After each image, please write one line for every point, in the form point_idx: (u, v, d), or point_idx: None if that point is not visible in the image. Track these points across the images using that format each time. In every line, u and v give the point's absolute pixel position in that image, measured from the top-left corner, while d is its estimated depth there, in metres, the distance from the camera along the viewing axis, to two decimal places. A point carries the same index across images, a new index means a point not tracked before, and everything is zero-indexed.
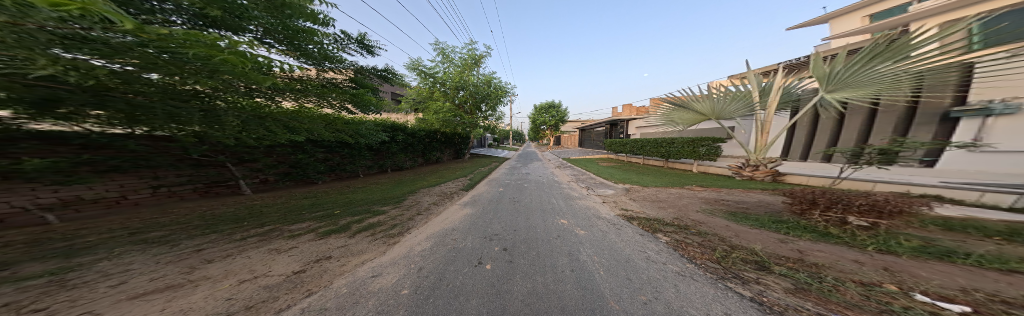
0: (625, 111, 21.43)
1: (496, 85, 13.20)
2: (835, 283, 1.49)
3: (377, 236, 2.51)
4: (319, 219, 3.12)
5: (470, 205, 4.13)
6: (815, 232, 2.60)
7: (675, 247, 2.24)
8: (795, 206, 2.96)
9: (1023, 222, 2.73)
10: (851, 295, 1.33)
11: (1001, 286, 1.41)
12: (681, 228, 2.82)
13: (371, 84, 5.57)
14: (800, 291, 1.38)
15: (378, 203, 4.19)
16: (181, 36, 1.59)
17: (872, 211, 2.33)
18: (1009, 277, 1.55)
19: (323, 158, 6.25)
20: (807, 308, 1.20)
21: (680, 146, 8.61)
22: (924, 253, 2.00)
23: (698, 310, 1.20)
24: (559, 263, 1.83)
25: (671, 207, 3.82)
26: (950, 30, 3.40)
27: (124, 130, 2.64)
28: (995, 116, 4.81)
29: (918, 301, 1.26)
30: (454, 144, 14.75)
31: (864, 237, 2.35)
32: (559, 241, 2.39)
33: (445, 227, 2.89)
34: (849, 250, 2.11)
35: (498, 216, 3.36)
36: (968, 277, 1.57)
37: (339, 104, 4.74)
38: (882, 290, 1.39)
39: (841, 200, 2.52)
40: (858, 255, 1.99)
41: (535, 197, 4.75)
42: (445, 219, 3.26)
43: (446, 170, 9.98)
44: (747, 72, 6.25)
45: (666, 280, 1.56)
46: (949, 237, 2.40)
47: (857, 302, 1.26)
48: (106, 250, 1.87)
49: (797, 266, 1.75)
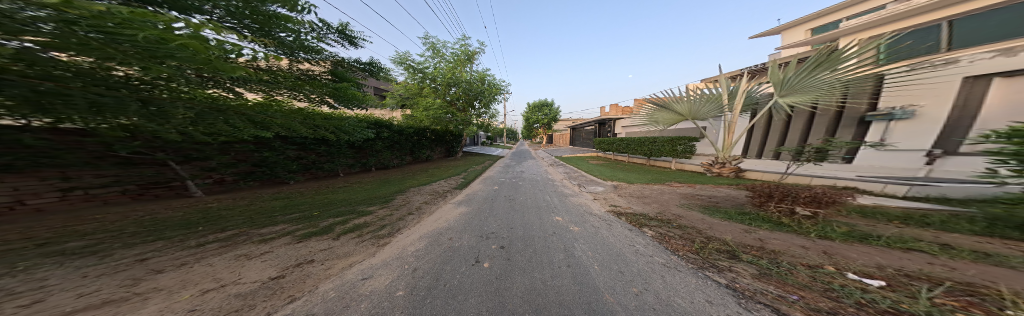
0: (613, 111, 22.19)
1: (489, 82, 12.99)
2: (789, 267, 1.68)
3: (362, 238, 2.38)
4: (294, 221, 2.90)
5: (463, 204, 4.05)
6: (771, 223, 2.89)
7: (659, 241, 2.38)
8: (755, 198, 3.24)
9: (918, 208, 3.25)
10: (802, 277, 1.51)
11: (908, 263, 1.67)
12: (664, 222, 3.01)
13: (354, 78, 5.26)
14: (764, 276, 1.55)
15: (363, 203, 3.98)
16: (121, 14, 1.39)
17: (813, 202, 2.65)
18: (911, 255, 1.86)
19: (296, 156, 5.80)
20: (770, 291, 1.34)
21: (660, 145, 9.13)
22: (851, 237, 2.33)
23: (683, 298, 1.29)
24: (556, 259, 1.88)
25: (654, 202, 4.05)
26: (871, 47, 3.98)
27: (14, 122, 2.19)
28: (897, 120, 5.64)
29: (850, 279, 1.46)
30: (445, 141, 14.35)
31: (809, 225, 2.67)
32: (556, 237, 2.45)
33: (439, 227, 2.82)
34: (797, 237, 2.38)
35: (495, 214, 3.37)
36: (884, 256, 1.84)
37: (317, 97, 4.45)
38: (824, 271, 1.59)
39: (790, 193, 2.81)
40: (804, 241, 2.26)
41: (527, 195, 4.79)
42: (440, 218, 3.19)
43: (437, 168, 9.66)
44: (718, 76, 6.73)
45: (651, 272, 1.66)
46: (866, 223, 2.81)
47: (807, 283, 1.43)
48: (9, 266, 1.59)
49: (760, 254, 1.95)
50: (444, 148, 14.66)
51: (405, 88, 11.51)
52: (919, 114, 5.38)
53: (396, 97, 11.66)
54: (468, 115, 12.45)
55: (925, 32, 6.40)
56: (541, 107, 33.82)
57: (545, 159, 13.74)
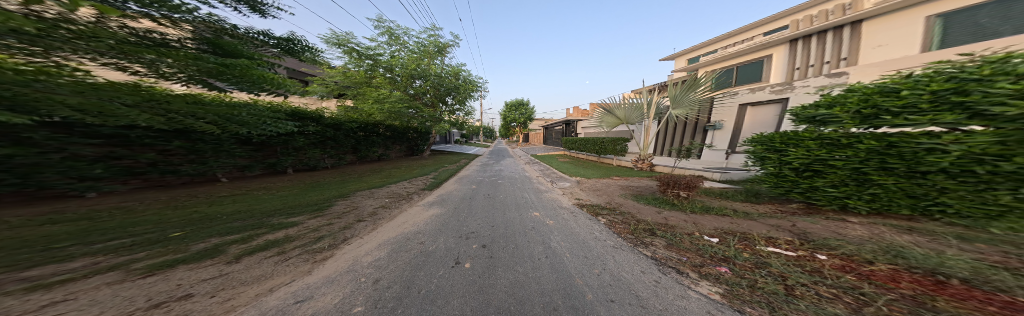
0: (575, 113, 24.44)
1: (463, 77, 11.89)
2: (679, 236, 2.32)
3: (285, 257, 1.83)
4: (137, 246, 1.96)
5: (435, 205, 3.69)
6: (665, 203, 3.84)
7: (609, 226, 2.78)
8: (659, 187, 4.06)
9: (723, 187, 4.95)
10: (685, 242, 2.17)
11: (729, 226, 2.66)
12: (611, 209, 3.56)
13: (256, 54, 3.74)
14: (671, 246, 2.08)
15: (277, 214, 3.07)
16: None
17: (685, 187, 3.69)
18: (735, 220, 2.88)
19: (91, 156, 3.15)
20: (673, 256, 1.86)
21: (608, 145, 10.71)
22: (706, 210, 3.33)
23: (630, 273, 1.59)
24: (535, 251, 1.96)
25: (603, 193, 4.73)
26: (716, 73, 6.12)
27: None
28: (718, 130, 8.30)
29: (701, 239, 2.25)
30: (406, 138, 12.62)
31: (683, 203, 3.70)
32: (533, 232, 2.53)
33: (404, 232, 2.49)
34: (678, 213, 3.28)
35: (471, 213, 3.24)
36: (721, 222, 2.81)
37: (180, 73, 2.91)
38: (694, 237, 2.30)
39: (678, 181, 3.74)
40: (684, 216, 3.11)
41: (502, 193, 4.73)
42: (409, 223, 2.83)
43: (395, 168, 8.40)
44: (641, 89, 8.26)
45: (607, 253, 1.95)
46: (711, 198, 4.07)
47: (687, 246, 2.08)
48: None
49: (667, 229, 2.55)
50: (404, 146, 12.84)
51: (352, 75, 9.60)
52: (724, 126, 8.14)
53: (331, 84, 9.40)
54: (437, 111, 11.28)
55: (726, 72, 9.61)
56: (517, 106, 33.61)
57: (520, 157, 13.82)
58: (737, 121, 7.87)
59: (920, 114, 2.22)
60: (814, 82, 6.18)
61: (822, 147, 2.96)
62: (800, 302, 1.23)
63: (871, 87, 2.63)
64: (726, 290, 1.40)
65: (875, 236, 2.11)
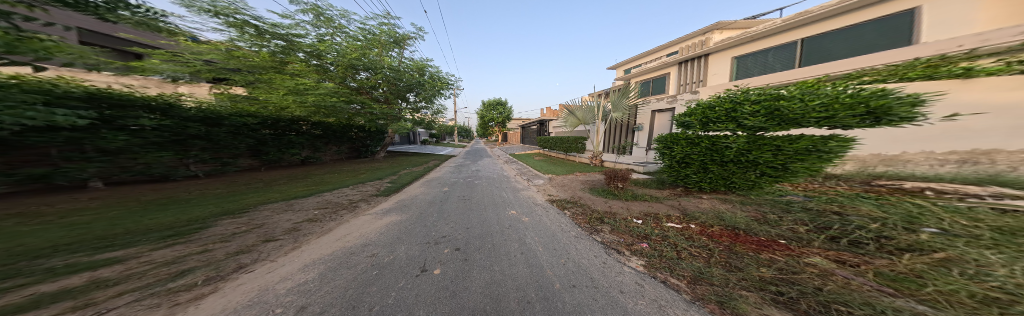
0: (546, 113, 25.42)
1: (428, 74, 11.04)
2: (617, 221, 2.75)
3: (99, 308, 1.18)
4: None
5: (394, 212, 3.27)
6: (608, 193, 4.46)
7: (571, 218, 3.03)
8: (606, 180, 4.64)
9: (646, 177, 6.05)
10: (622, 226, 2.57)
11: (651, 209, 3.27)
12: (571, 202, 3.89)
13: None
14: (616, 231, 2.44)
15: (112, 241, 2.08)
16: None
17: (618, 179, 4.39)
18: (657, 203, 3.57)
19: None
20: (618, 240, 2.17)
21: (569, 143, 11.68)
22: (637, 197, 4.02)
23: (590, 259, 1.78)
24: (511, 249, 1.98)
25: (568, 188, 5.12)
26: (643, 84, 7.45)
27: None
28: (642, 131, 10.00)
29: (632, 222, 2.70)
30: (349, 136, 10.68)
31: (620, 192, 4.35)
32: (510, 230, 2.53)
33: (352, 245, 2.14)
34: (619, 201, 3.86)
35: (438, 216, 3.02)
36: (648, 206, 3.45)
37: None
38: (626, 221, 2.77)
39: (618, 175, 4.38)
40: (624, 203, 3.67)
41: (473, 193, 4.56)
42: (356, 234, 2.44)
43: (333, 173, 7.02)
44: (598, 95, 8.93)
45: (572, 243, 2.13)
46: (642, 187, 4.91)
47: (624, 229, 2.47)
48: None
49: (611, 217, 2.96)
50: (346, 146, 10.81)
51: (247, 56, 6.51)
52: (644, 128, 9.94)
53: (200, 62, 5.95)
54: (393, 108, 10.04)
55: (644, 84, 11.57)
56: (493, 105, 32.08)
57: (499, 157, 13.18)
58: (649, 125, 9.69)
59: (711, 125, 3.79)
60: (684, 97, 8.05)
61: (692, 147, 3.98)
62: (688, 262, 1.69)
63: (700, 104, 3.99)
64: (648, 262, 1.73)
65: (739, 211, 2.93)
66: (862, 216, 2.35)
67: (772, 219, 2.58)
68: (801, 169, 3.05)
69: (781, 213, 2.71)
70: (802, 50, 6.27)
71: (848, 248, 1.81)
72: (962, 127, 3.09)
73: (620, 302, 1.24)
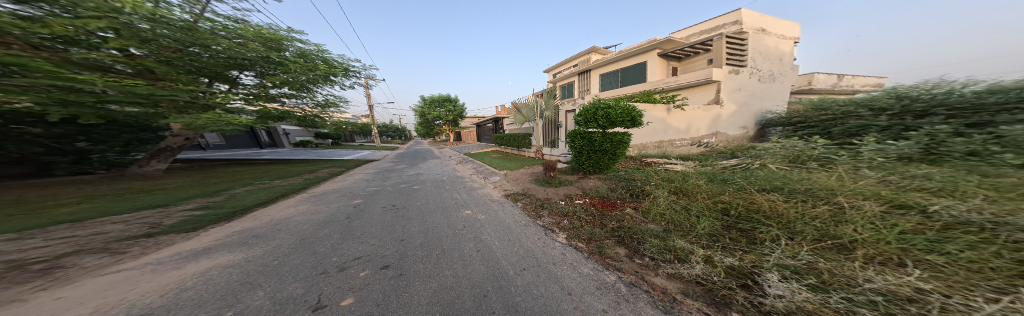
0: (503, 111, 25.10)
1: (294, 50, 7.59)
2: (551, 205, 3.15)
3: None
4: None
5: (280, 238, 2.46)
6: (542, 181, 4.97)
7: (521, 207, 3.26)
8: (546, 171, 5.13)
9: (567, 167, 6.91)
10: (545, 208, 3.06)
11: (570, 190, 3.92)
12: (516, 195, 4.06)
13: None
14: (547, 213, 2.86)
15: None
16: None
17: (549, 169, 4.98)
18: (577, 184, 4.29)
19: None
20: (550, 221, 2.55)
21: (521, 139, 12.12)
22: (562, 182, 4.66)
23: (539, 242, 1.97)
24: (466, 249, 1.89)
25: (517, 181, 5.31)
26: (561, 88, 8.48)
27: (767, 212, 2.16)
28: (563, 128, 10.71)
29: (558, 204, 3.17)
30: (27, 132, 4.49)
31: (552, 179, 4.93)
32: (464, 231, 2.39)
33: (210, 290, 1.48)
34: (548, 188, 4.35)
35: (369, 224, 2.79)
36: (571, 188, 4.13)
37: None
38: (550, 204, 3.18)
39: (552, 165, 4.96)
40: (563, 188, 4.17)
41: (400, 197, 4.25)
42: (78, 310, 1.26)
43: (129, 194, 4.30)
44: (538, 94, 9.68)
45: (523, 231, 2.26)
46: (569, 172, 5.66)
47: (554, 210, 2.94)
48: None
49: (541, 202, 3.36)
50: (11, 152, 4.47)
51: None
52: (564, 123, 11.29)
53: None
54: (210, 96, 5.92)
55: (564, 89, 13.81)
56: (444, 101, 27.54)
57: (449, 157, 12.07)
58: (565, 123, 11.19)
59: (585, 124, 4.91)
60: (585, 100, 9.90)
61: (581, 139, 4.80)
62: (585, 228, 2.25)
63: (584, 109, 4.96)
64: (571, 235, 2.14)
65: (617, 185, 3.93)
66: (640, 179, 4.00)
67: (622, 188, 3.72)
68: (622, 149, 4.76)
69: (638, 182, 3.83)
70: (619, 77, 10.80)
71: (667, 200, 2.79)
72: (652, 130, 6.83)
73: (555, 273, 1.44)
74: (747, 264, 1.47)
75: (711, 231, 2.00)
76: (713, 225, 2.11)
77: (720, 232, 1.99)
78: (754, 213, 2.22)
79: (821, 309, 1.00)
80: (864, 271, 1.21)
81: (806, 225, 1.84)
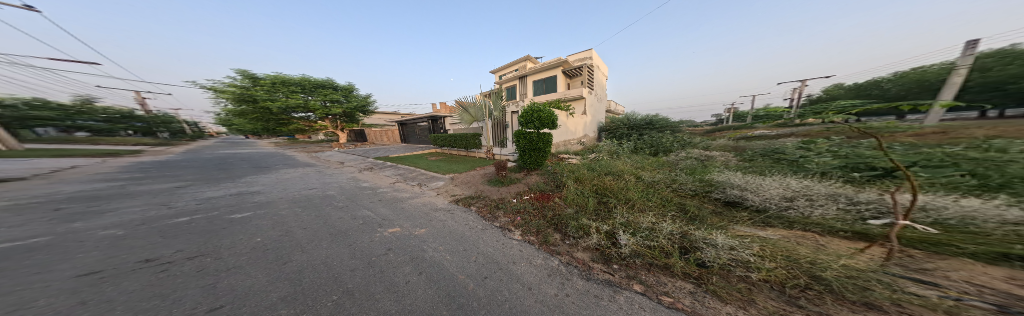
0: (444, 108, 22.32)
1: None
2: (503, 205, 3.15)
3: None
4: None
5: None
6: (492, 180, 4.83)
7: (474, 212, 3.03)
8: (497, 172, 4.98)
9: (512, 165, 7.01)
10: (486, 210, 3.04)
11: (518, 188, 4.11)
12: (467, 199, 3.71)
13: None
14: (492, 215, 2.86)
15: None
16: None
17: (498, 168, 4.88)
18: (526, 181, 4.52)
19: None
20: (503, 221, 2.60)
21: (456, 139, 11.22)
22: (509, 179, 4.73)
23: (492, 245, 1.96)
24: (403, 274, 1.54)
25: (465, 183, 4.86)
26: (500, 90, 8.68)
27: (623, 185, 3.30)
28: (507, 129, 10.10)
29: (503, 204, 3.20)
30: None
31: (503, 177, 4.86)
32: (391, 254, 1.90)
33: None
34: (497, 188, 4.30)
35: (57, 313, 1.28)
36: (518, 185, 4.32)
37: None
38: (499, 206, 3.14)
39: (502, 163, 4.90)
40: (517, 186, 4.28)
41: (183, 239, 2.39)
42: None
43: None
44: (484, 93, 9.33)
45: (479, 237, 2.16)
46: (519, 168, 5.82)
47: (505, 209, 3.00)
48: None
49: (490, 204, 3.26)
50: None
51: None
52: None
53: None
54: None
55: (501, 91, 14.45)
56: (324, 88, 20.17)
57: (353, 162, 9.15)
58: None
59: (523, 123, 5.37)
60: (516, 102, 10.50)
61: (524, 139, 5.21)
62: (534, 222, 2.47)
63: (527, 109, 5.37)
64: (522, 230, 2.31)
65: (550, 178, 4.49)
66: (562, 170, 4.75)
67: (550, 181, 4.31)
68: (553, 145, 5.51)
69: (560, 173, 4.57)
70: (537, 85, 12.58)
71: (584, 186, 3.55)
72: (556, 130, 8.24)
73: (514, 271, 1.50)
74: (607, 226, 2.15)
75: (597, 206, 2.77)
76: (586, 202, 2.93)
77: (596, 206, 2.79)
78: (601, 189, 3.30)
79: (636, 247, 1.74)
80: (643, 218, 2.21)
81: (620, 193, 3.04)
